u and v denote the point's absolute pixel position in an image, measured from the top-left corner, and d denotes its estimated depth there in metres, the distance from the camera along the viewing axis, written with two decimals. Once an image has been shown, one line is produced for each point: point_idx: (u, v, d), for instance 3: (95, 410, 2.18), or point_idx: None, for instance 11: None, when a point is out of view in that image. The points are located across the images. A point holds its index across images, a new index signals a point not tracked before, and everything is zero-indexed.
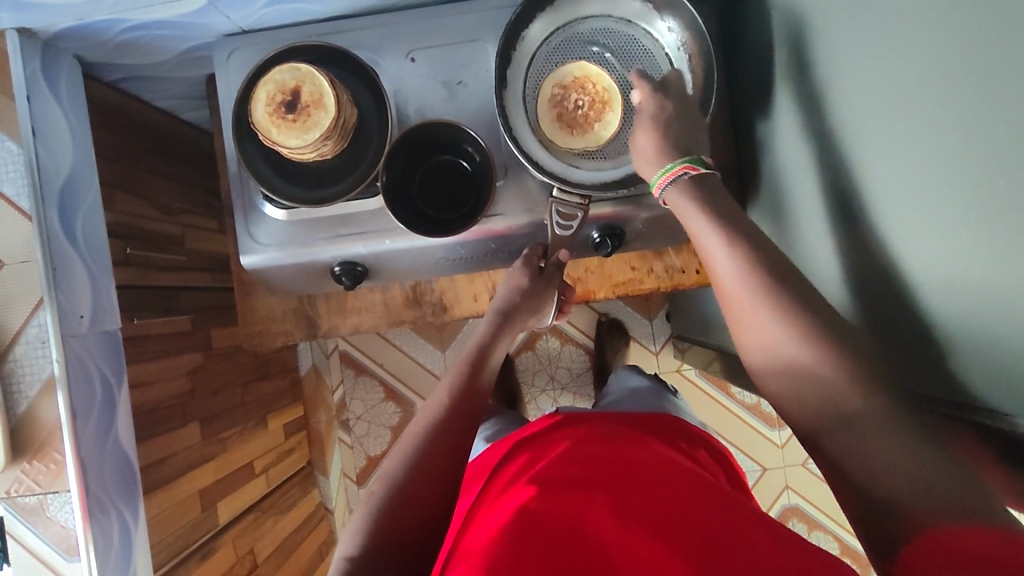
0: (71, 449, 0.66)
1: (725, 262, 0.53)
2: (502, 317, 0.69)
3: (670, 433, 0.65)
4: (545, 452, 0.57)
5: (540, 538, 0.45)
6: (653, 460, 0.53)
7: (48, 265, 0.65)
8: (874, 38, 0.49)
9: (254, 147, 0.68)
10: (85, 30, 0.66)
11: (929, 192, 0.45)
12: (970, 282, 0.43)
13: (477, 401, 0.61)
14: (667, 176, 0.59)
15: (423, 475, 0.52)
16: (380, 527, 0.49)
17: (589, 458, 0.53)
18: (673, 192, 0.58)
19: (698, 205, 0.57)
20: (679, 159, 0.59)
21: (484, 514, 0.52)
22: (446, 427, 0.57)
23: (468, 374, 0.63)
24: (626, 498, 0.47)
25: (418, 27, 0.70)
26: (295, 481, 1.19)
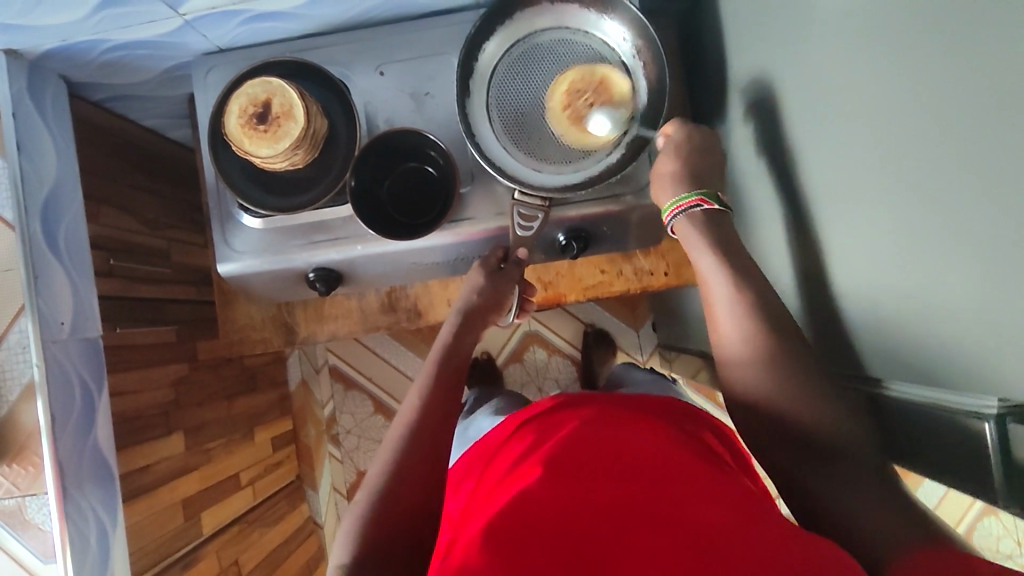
0: (49, 451, 0.68)
1: (720, 293, 0.57)
2: (465, 316, 0.70)
3: (681, 410, 0.62)
4: (547, 436, 0.55)
5: (532, 520, 0.43)
6: (653, 436, 0.52)
7: (29, 273, 0.68)
8: (811, 36, 0.52)
9: (229, 159, 0.70)
10: (69, 50, 0.69)
11: (867, 181, 0.47)
12: (907, 263, 0.44)
13: (450, 395, 0.62)
14: (680, 205, 0.62)
15: (405, 477, 0.54)
16: (369, 530, 0.50)
17: (587, 438, 0.51)
18: (684, 221, 0.62)
19: (704, 236, 0.60)
20: (694, 192, 0.62)
21: (478, 505, 0.51)
22: (422, 425, 0.58)
23: (440, 374, 0.64)
24: (619, 480, 0.45)
25: (386, 42, 0.73)
26: (283, 494, 1.19)
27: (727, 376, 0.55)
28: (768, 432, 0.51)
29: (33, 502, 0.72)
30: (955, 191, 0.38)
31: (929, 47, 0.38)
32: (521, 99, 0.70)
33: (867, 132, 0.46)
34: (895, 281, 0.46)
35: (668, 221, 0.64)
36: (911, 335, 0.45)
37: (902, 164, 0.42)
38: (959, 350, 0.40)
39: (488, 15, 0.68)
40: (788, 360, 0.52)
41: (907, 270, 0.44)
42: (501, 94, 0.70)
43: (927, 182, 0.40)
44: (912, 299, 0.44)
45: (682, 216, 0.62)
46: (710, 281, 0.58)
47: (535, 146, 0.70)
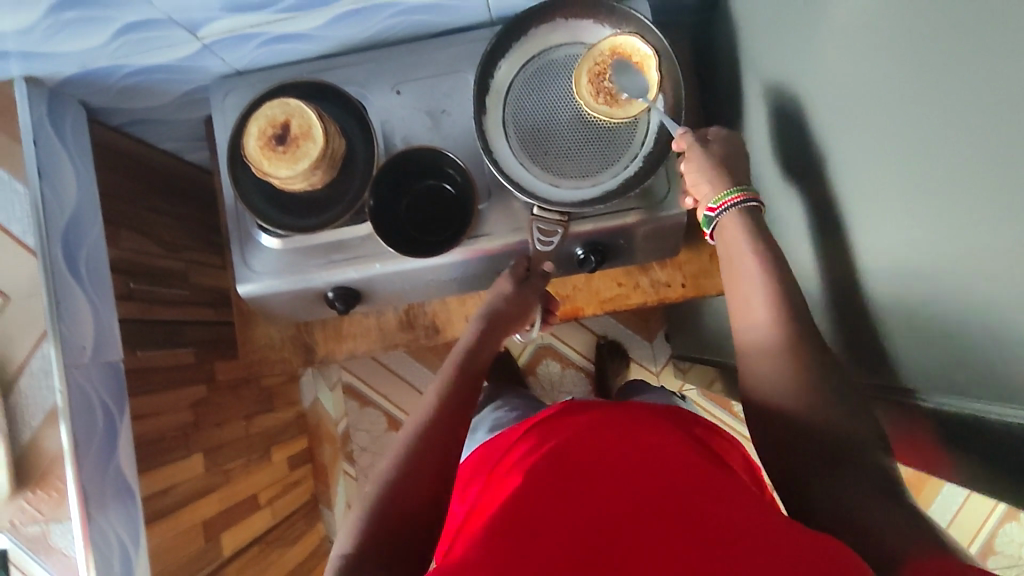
0: (74, 476, 0.68)
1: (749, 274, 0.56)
2: (489, 320, 0.69)
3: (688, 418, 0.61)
4: (549, 437, 0.55)
5: (538, 520, 0.42)
6: (659, 437, 0.51)
7: (52, 298, 0.68)
8: (831, 47, 0.52)
9: (250, 180, 0.71)
10: (89, 77, 0.70)
11: (891, 190, 0.47)
12: (933, 272, 0.44)
13: (466, 395, 0.62)
14: (726, 201, 0.59)
15: (413, 471, 0.53)
16: (371, 521, 0.50)
17: (592, 437, 0.51)
18: (731, 218, 0.59)
19: (749, 234, 0.58)
20: (739, 187, 0.59)
21: (481, 505, 0.51)
22: (438, 420, 0.58)
23: (459, 374, 0.63)
24: (624, 476, 0.45)
25: (402, 61, 0.74)
26: (301, 513, 1.19)
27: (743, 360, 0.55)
28: (772, 428, 0.50)
29: (57, 528, 0.71)
30: (978, 199, 0.37)
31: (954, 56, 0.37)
32: (538, 113, 0.70)
33: (888, 140, 0.46)
34: (924, 290, 0.45)
35: (711, 213, 0.61)
36: (943, 344, 0.45)
37: (925, 172, 0.42)
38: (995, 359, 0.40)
39: (505, 31, 0.68)
40: (808, 356, 0.51)
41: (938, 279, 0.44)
42: (518, 110, 0.70)
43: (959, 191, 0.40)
44: (942, 309, 0.44)
45: (728, 212, 0.59)
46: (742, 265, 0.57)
47: (552, 161, 0.70)
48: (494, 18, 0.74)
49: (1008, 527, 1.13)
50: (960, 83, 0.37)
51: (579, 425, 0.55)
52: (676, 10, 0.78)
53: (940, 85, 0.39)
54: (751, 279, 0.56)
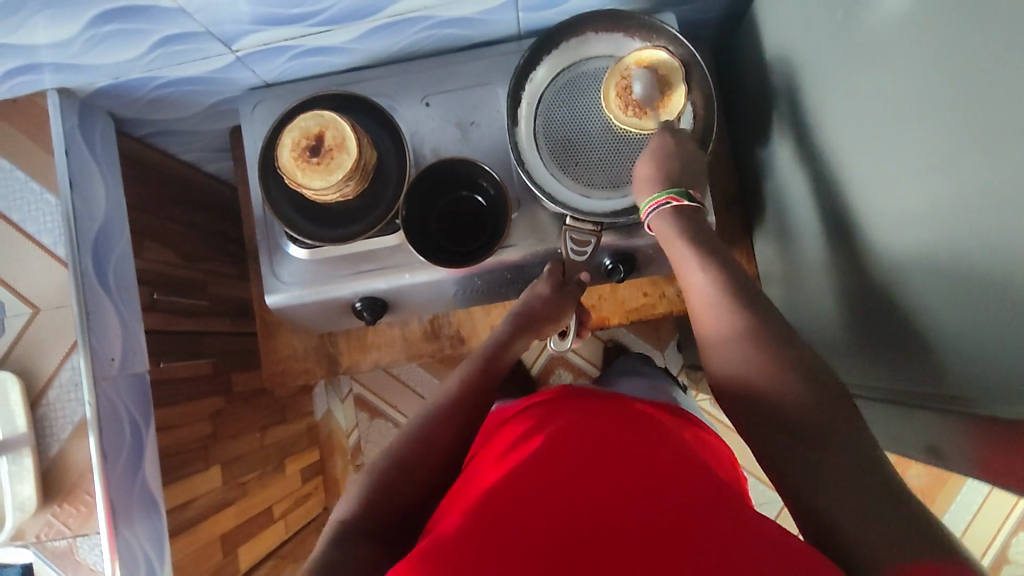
0: (101, 490, 0.67)
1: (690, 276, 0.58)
2: (520, 318, 0.69)
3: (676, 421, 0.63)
4: (544, 423, 0.55)
5: (537, 485, 0.44)
6: (654, 435, 0.51)
7: (82, 309, 0.68)
8: (867, 62, 0.53)
9: (280, 190, 0.71)
10: (120, 89, 0.70)
11: (924, 204, 0.48)
12: (964, 282, 0.45)
13: (484, 386, 0.62)
14: (651, 205, 0.62)
15: (423, 448, 0.54)
16: (374, 490, 0.51)
17: (588, 429, 0.50)
18: (657, 220, 0.62)
19: (682, 233, 0.60)
20: (664, 190, 0.62)
21: (469, 485, 0.50)
22: (455, 403, 0.58)
23: (478, 364, 0.64)
24: (624, 466, 0.45)
25: (432, 74, 0.74)
26: (312, 526, 1.18)
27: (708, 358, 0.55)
28: (746, 410, 0.51)
29: (85, 542, 0.69)
30: (1015, 215, 0.39)
31: (999, 77, 0.39)
32: (568, 124, 0.71)
33: (927, 153, 0.47)
34: (951, 301, 0.47)
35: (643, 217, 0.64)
36: (970, 356, 0.45)
37: (960, 186, 0.44)
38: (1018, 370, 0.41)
39: (537, 44, 0.69)
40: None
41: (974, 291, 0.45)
42: (548, 121, 0.71)
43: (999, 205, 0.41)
44: (967, 319, 0.45)
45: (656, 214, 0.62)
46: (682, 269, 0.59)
47: (582, 172, 0.71)
48: (523, 31, 0.75)
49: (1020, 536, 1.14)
50: (1004, 101, 0.39)
51: (576, 416, 0.55)
52: (701, 25, 0.80)
53: (985, 104, 0.40)
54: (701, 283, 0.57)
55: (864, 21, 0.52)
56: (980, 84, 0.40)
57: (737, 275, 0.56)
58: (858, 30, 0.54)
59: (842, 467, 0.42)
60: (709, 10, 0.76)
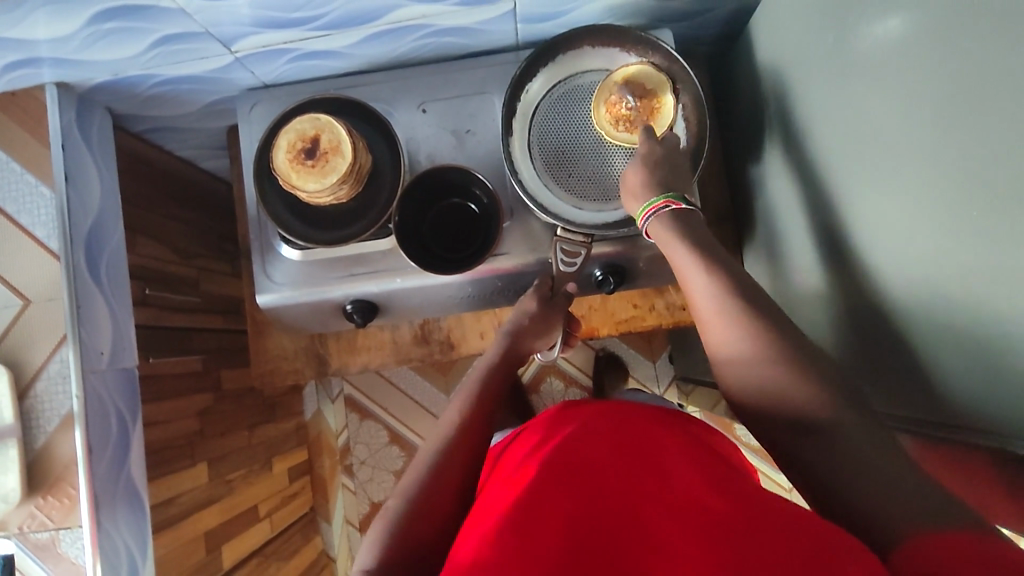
0: (86, 484, 0.67)
1: (699, 284, 0.56)
2: (511, 338, 0.70)
3: (684, 414, 0.66)
4: (552, 437, 0.57)
5: (561, 507, 0.46)
6: (664, 444, 0.53)
7: (72, 302, 0.68)
8: (860, 85, 0.54)
9: (274, 191, 0.72)
10: (118, 85, 0.70)
11: (913, 227, 0.49)
12: (954, 305, 0.45)
13: (487, 415, 0.62)
14: (649, 209, 0.62)
15: (434, 489, 0.53)
16: (393, 534, 0.50)
17: (599, 443, 0.53)
18: (655, 223, 0.61)
19: (677, 237, 0.60)
20: (661, 195, 0.62)
21: (489, 500, 0.52)
22: (459, 439, 0.58)
23: (480, 391, 0.64)
24: (640, 485, 0.47)
25: (429, 81, 0.75)
26: (298, 526, 1.18)
27: (723, 371, 0.55)
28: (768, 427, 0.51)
29: (66, 536, 0.70)
30: (1004, 241, 0.39)
31: (989, 106, 0.40)
32: (562, 136, 0.72)
33: (915, 177, 0.48)
34: (944, 323, 0.47)
35: (642, 224, 0.63)
36: (963, 377, 0.46)
37: (949, 210, 0.44)
38: (1013, 393, 0.42)
39: (533, 56, 0.70)
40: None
41: (953, 313, 0.46)
42: (542, 132, 0.72)
43: (979, 231, 0.42)
44: (962, 342, 0.45)
45: (655, 218, 0.62)
46: (688, 275, 0.57)
47: (575, 184, 0.71)
48: (521, 42, 0.76)
49: None
50: (993, 129, 0.39)
51: (580, 426, 0.57)
52: (698, 42, 0.81)
53: (974, 131, 0.41)
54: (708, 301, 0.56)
55: (857, 46, 0.53)
56: (970, 112, 0.41)
57: (737, 282, 0.55)
58: (850, 53, 0.54)
59: (871, 456, 0.42)
60: (705, 27, 0.77)
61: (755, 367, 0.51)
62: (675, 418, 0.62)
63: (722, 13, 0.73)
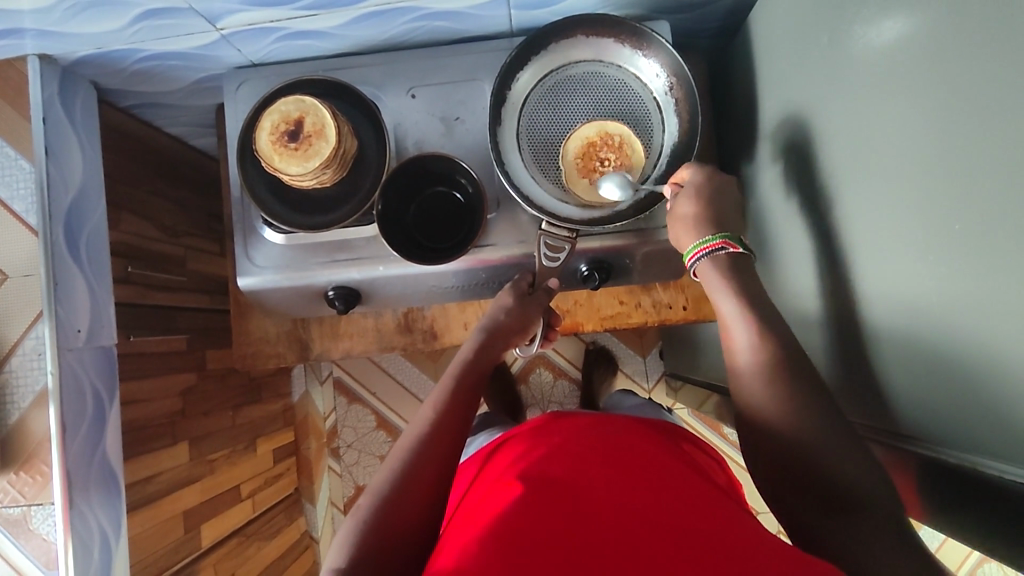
0: (58, 460, 0.66)
1: (743, 343, 0.55)
2: (489, 332, 0.69)
3: (664, 432, 0.67)
4: (536, 445, 0.60)
5: (534, 524, 0.47)
6: (643, 462, 0.55)
7: (49, 279, 0.67)
8: (855, 86, 0.52)
9: (257, 173, 0.70)
10: (102, 58, 0.69)
11: (898, 238, 0.48)
12: (935, 317, 0.44)
13: (464, 414, 0.61)
14: (702, 247, 0.60)
15: (407, 490, 0.53)
16: (368, 536, 0.49)
17: (580, 455, 0.55)
18: (707, 263, 0.60)
19: (725, 277, 0.59)
20: (718, 234, 0.60)
21: (471, 504, 0.55)
22: (433, 438, 0.57)
23: (457, 389, 0.63)
24: (613, 509, 0.48)
25: (420, 65, 0.74)
26: (281, 507, 1.18)
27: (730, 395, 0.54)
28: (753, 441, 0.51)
29: (38, 512, 0.72)
30: (992, 255, 0.38)
31: (983, 116, 0.38)
32: (552, 128, 0.71)
33: (906, 185, 0.46)
34: (921, 335, 0.46)
35: (688, 264, 0.62)
36: (937, 394, 0.45)
37: (936, 222, 0.43)
38: (989, 412, 0.41)
39: (525, 44, 0.68)
40: (792, 379, 0.52)
41: (934, 325, 0.45)
42: (531, 123, 0.71)
43: (963, 247, 0.41)
44: (938, 360, 0.44)
45: (705, 257, 0.60)
46: (733, 328, 0.56)
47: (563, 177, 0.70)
48: (515, 29, 0.74)
49: (986, 567, 1.16)
50: (987, 141, 0.38)
51: (562, 438, 0.60)
52: (696, 35, 0.79)
53: (966, 140, 0.39)
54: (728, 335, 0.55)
55: (853, 46, 0.52)
56: (964, 122, 0.40)
57: None
58: (847, 53, 0.53)
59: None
60: (704, 20, 0.75)
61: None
62: (653, 436, 0.63)
63: (722, 6, 0.71)
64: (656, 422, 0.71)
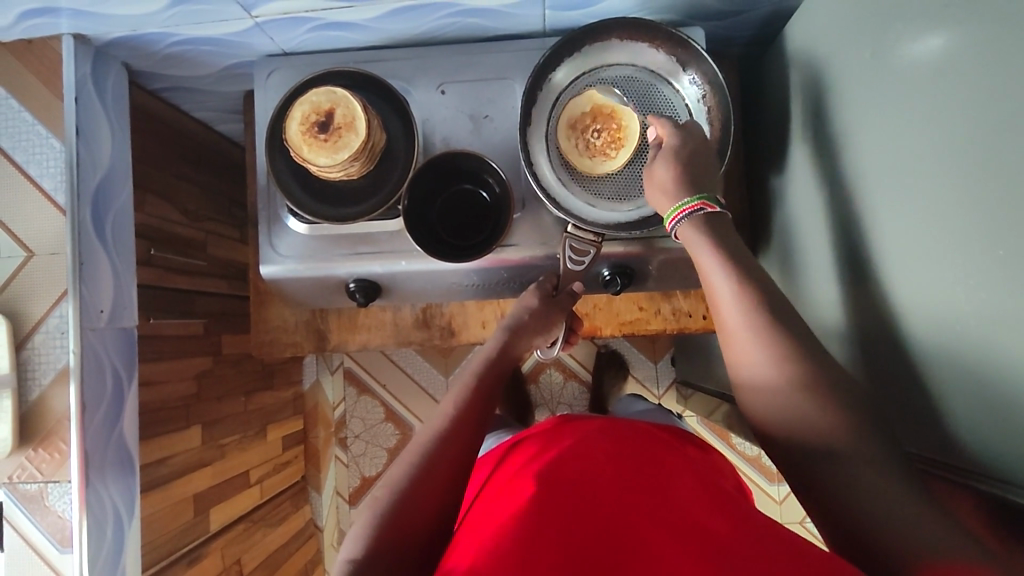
0: (78, 439, 0.67)
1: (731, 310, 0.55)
2: (511, 331, 0.69)
3: (683, 440, 0.67)
4: (552, 445, 0.59)
5: (552, 524, 0.47)
6: (663, 466, 0.55)
7: (75, 258, 0.68)
8: (895, 103, 0.51)
9: (285, 162, 0.70)
10: (136, 41, 0.69)
11: (934, 259, 0.47)
12: (970, 342, 0.44)
13: (482, 411, 0.61)
14: (681, 211, 0.60)
15: (425, 483, 0.53)
16: (383, 528, 0.50)
17: (599, 456, 0.55)
18: (688, 228, 0.59)
19: (710, 245, 0.58)
20: (695, 195, 0.60)
21: (488, 500, 0.55)
22: (451, 433, 0.57)
23: (475, 388, 0.63)
24: (631, 512, 0.48)
25: (452, 61, 0.73)
26: (288, 494, 1.19)
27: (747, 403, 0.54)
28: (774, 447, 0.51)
29: (55, 489, 0.73)
30: None
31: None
32: None
33: (946, 206, 0.45)
34: (954, 359, 0.46)
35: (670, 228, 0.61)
36: (968, 416, 0.45)
37: (972, 244, 0.43)
38: (1023, 440, 0.40)
39: (560, 44, 0.67)
40: None
41: (968, 348, 0.44)
42: (561, 125, 0.71)
43: (1005, 271, 0.40)
44: (970, 382, 0.44)
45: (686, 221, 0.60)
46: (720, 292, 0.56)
47: (590, 181, 0.70)
48: (548, 28, 0.74)
49: None
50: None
51: (578, 439, 0.59)
52: (729, 42, 0.78)
53: (1012, 164, 0.39)
54: (738, 327, 0.54)
55: (896, 61, 0.51)
56: (1010, 147, 0.39)
57: (758, 300, 0.54)
58: (889, 69, 0.52)
59: (877, 483, 0.43)
60: (739, 28, 0.74)
61: (774, 381, 0.51)
62: (673, 443, 0.63)
63: (758, 15, 0.71)
64: (676, 431, 0.71)
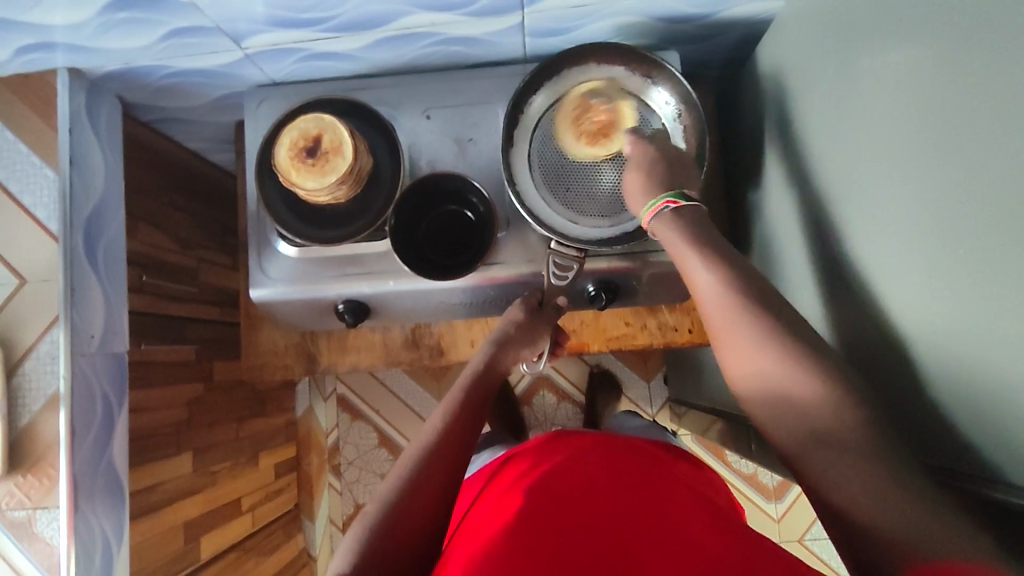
0: (66, 464, 0.67)
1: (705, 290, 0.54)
2: (499, 345, 0.70)
3: (668, 452, 0.68)
4: (544, 459, 0.60)
5: (545, 533, 0.48)
6: (651, 476, 0.56)
7: (67, 285, 0.69)
8: (860, 116, 0.54)
9: (274, 186, 0.72)
10: (129, 74, 0.71)
11: (904, 264, 0.49)
12: (941, 343, 0.45)
13: (470, 426, 0.62)
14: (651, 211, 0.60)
15: (414, 496, 0.53)
16: (373, 541, 0.50)
17: (587, 467, 0.56)
18: (659, 224, 0.59)
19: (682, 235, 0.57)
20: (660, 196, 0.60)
21: (479, 514, 0.56)
22: (440, 447, 0.58)
23: (462, 402, 0.63)
24: (620, 519, 0.49)
25: (436, 88, 0.76)
26: (280, 523, 1.18)
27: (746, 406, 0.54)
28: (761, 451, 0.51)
29: (43, 516, 0.72)
30: (993, 278, 0.39)
31: (993, 148, 0.38)
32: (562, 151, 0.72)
33: (913, 211, 0.47)
34: (927, 360, 0.47)
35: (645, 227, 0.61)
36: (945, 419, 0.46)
37: (938, 248, 0.44)
38: (994, 436, 0.41)
39: (536, 70, 0.71)
40: None
41: (939, 348, 0.45)
42: (542, 145, 0.73)
43: (970, 273, 0.41)
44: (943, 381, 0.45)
45: (659, 219, 0.59)
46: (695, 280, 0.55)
47: (572, 198, 0.72)
48: (529, 55, 0.76)
49: None
50: (997, 172, 0.38)
51: (568, 452, 0.60)
52: (705, 65, 0.81)
53: (970, 169, 0.41)
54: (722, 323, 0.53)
55: (859, 77, 0.53)
56: (966, 152, 0.41)
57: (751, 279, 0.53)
58: (853, 84, 0.54)
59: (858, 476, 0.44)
60: (713, 51, 0.77)
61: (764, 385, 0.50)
62: (660, 456, 0.64)
63: (730, 39, 0.74)
64: (664, 444, 0.71)
